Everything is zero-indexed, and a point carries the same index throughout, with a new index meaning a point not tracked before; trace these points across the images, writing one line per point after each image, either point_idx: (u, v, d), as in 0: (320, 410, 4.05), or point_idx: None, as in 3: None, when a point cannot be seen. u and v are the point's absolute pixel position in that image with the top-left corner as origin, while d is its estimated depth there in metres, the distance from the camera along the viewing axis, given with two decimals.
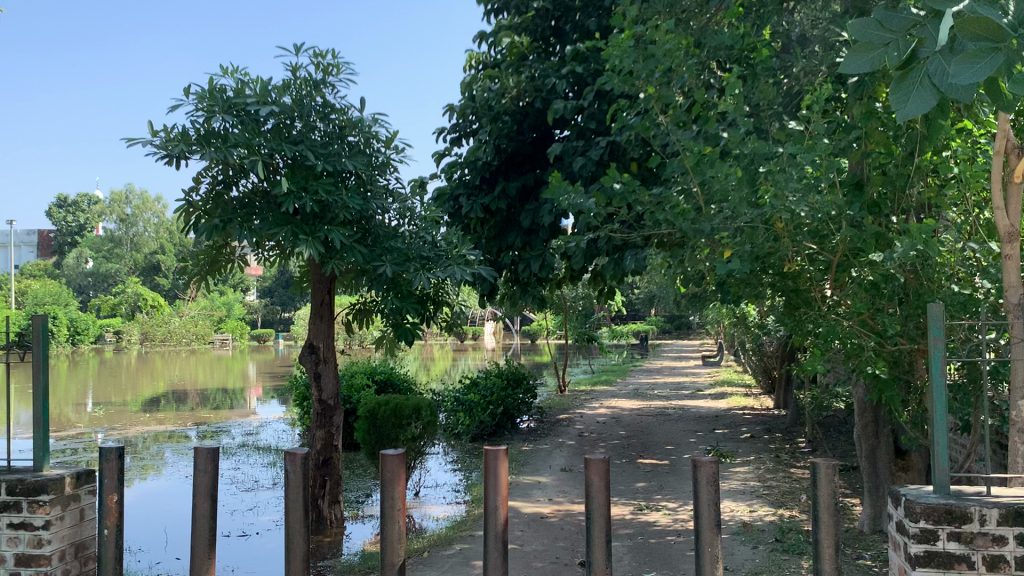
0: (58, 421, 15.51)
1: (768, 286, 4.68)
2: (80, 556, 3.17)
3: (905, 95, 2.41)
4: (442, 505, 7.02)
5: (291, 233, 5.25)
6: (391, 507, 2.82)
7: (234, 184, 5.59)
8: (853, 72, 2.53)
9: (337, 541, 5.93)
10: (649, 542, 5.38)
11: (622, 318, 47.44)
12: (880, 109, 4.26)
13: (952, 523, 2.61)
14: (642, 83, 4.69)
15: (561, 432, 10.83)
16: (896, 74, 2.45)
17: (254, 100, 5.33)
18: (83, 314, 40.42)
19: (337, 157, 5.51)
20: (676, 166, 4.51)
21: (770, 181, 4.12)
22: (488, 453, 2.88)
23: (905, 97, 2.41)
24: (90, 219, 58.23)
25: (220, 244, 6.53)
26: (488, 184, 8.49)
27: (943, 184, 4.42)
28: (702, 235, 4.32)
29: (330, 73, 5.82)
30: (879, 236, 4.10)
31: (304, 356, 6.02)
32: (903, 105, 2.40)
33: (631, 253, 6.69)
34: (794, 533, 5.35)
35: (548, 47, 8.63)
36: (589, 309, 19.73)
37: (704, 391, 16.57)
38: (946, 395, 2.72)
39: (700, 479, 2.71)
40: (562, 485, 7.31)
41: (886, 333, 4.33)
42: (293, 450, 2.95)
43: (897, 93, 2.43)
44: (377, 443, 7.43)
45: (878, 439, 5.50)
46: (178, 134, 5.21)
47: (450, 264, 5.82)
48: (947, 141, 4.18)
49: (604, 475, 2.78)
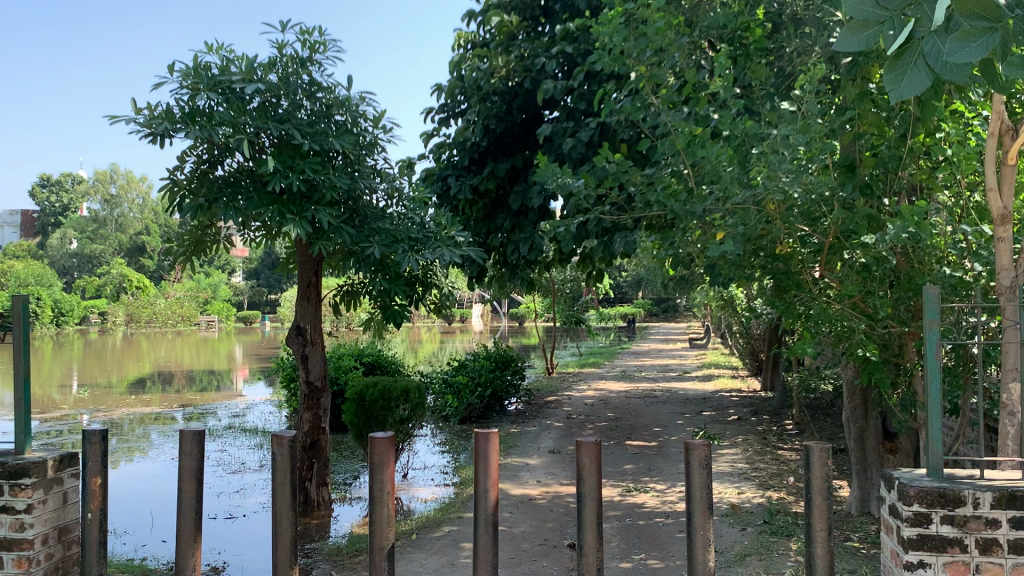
0: (43, 402, 15.45)
1: (759, 268, 4.65)
2: (63, 540, 3.12)
3: (899, 75, 2.40)
4: (430, 487, 7.01)
5: (277, 212, 5.16)
6: (379, 490, 2.77)
7: (219, 163, 5.51)
8: (849, 51, 2.51)
9: (325, 524, 5.91)
10: (638, 524, 5.37)
11: (610, 300, 47.53)
12: (874, 90, 4.24)
13: (945, 506, 2.60)
14: (634, 62, 4.62)
15: (549, 414, 10.84)
16: (891, 54, 2.42)
17: (239, 77, 5.26)
18: (68, 295, 40.14)
19: (324, 135, 5.43)
20: (668, 147, 4.44)
21: (761, 161, 4.05)
22: (478, 436, 2.83)
23: (899, 79, 2.40)
24: (74, 199, 57.91)
25: (205, 224, 6.43)
26: (477, 166, 8.46)
27: (935, 166, 4.40)
28: (694, 216, 4.28)
29: (317, 50, 5.74)
30: (871, 218, 4.06)
31: (291, 338, 5.95)
32: (896, 87, 2.41)
33: (620, 236, 6.65)
34: (782, 515, 5.36)
35: (538, 26, 8.56)
36: (578, 292, 19.71)
37: (691, 374, 16.69)
38: (941, 377, 2.68)
39: (693, 461, 2.67)
40: (550, 467, 7.30)
41: (876, 316, 4.31)
42: (281, 433, 2.89)
43: (891, 73, 2.43)
44: (366, 426, 7.29)
45: (868, 421, 5.50)
46: (162, 111, 5.12)
47: (439, 246, 5.73)
48: (940, 123, 4.18)
49: (596, 457, 2.73)
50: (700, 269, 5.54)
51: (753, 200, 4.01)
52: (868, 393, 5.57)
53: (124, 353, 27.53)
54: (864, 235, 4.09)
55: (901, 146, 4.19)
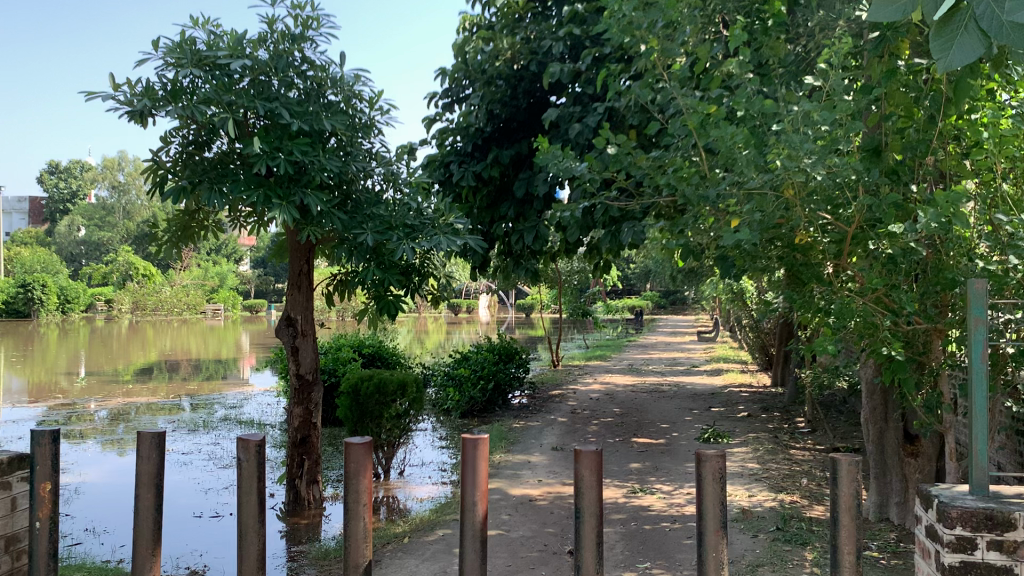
0: (45, 389, 15.28)
1: (775, 259, 4.35)
2: (12, 550, 2.87)
3: (947, 42, 2.06)
4: (427, 485, 6.74)
5: (263, 196, 4.89)
6: (354, 502, 2.50)
7: (206, 145, 5.23)
8: (881, 20, 2.15)
9: (315, 523, 5.66)
10: (643, 529, 5.10)
11: (617, 292, 47.27)
12: (902, 69, 3.93)
13: (993, 530, 2.30)
14: (644, 35, 4.30)
15: (553, 408, 10.57)
16: (935, 23, 2.09)
17: (225, 53, 4.98)
18: (75, 282, 40.15)
19: (315, 115, 5.14)
20: (677, 128, 4.12)
21: (780, 142, 3.72)
22: (466, 443, 2.55)
23: (948, 45, 2.06)
24: (84, 185, 57.93)
25: (193, 209, 6.17)
26: (480, 152, 8.18)
27: (965, 152, 4.08)
28: (708, 203, 3.97)
29: (310, 27, 5.46)
30: (899, 206, 3.74)
31: (281, 329, 5.69)
32: (945, 54, 2.07)
33: (628, 225, 6.22)
34: (796, 521, 5.08)
35: (545, 9, 8.22)
36: (585, 283, 19.47)
37: (699, 368, 16.40)
38: (989, 382, 2.38)
39: (705, 475, 2.38)
40: (553, 465, 7.02)
41: (901, 312, 4.01)
42: (247, 437, 2.62)
43: (937, 41, 2.08)
44: (360, 421, 6.97)
45: (888, 423, 5.20)
46: (144, 89, 4.85)
47: (436, 233, 5.42)
48: (974, 103, 3.86)
49: (596, 469, 2.44)
50: (712, 261, 5.25)
51: (771, 185, 3.70)
52: (889, 393, 5.26)
53: (129, 341, 27.46)
54: (890, 225, 3.77)
55: (930, 129, 3.86)
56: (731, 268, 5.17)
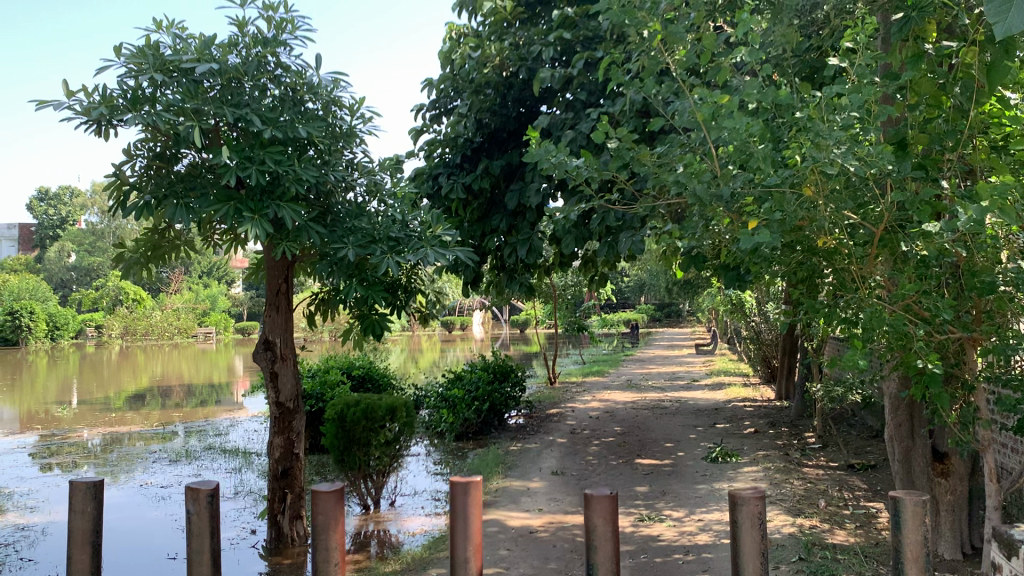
0: (29, 417, 14.86)
1: (795, 265, 3.95)
2: None
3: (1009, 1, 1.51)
4: (421, 516, 6.32)
5: (233, 210, 4.49)
6: (323, 561, 2.26)
7: (175, 157, 4.86)
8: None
9: (299, 563, 5.24)
10: (653, 562, 4.70)
11: (612, 306, 46.91)
12: (929, 52, 3.55)
13: None
14: (645, 17, 3.90)
15: (553, 428, 10.18)
16: None
17: (190, 57, 4.61)
18: (63, 308, 39.64)
19: (289, 122, 4.77)
20: (686, 120, 3.73)
21: (802, 132, 3.34)
22: (457, 488, 2.32)
23: (1008, 4, 1.51)
24: (73, 211, 57.56)
25: (162, 227, 5.78)
26: (470, 163, 7.85)
27: (997, 144, 3.71)
28: (721, 201, 3.59)
29: (285, 29, 5.11)
30: (932, 202, 3.37)
31: (258, 353, 5.30)
32: (1002, 17, 1.51)
33: (626, 235, 5.82)
34: (819, 549, 4.70)
35: (535, 14, 7.86)
36: (580, 299, 19.12)
37: (700, 382, 16.00)
38: None
39: (743, 521, 2.15)
40: (553, 491, 6.61)
41: (936, 321, 3.62)
42: (197, 486, 2.35)
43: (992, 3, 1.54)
44: (347, 450, 6.49)
45: (916, 442, 4.68)
46: (102, 97, 4.47)
47: (423, 246, 5.03)
48: (1009, 89, 3.49)
49: (610, 519, 2.24)
50: (718, 269, 4.90)
51: (791, 182, 3.34)
52: (916, 406, 4.72)
53: (119, 367, 27.00)
54: (923, 223, 3.40)
55: (961, 120, 3.48)
56: (741, 277, 4.80)
